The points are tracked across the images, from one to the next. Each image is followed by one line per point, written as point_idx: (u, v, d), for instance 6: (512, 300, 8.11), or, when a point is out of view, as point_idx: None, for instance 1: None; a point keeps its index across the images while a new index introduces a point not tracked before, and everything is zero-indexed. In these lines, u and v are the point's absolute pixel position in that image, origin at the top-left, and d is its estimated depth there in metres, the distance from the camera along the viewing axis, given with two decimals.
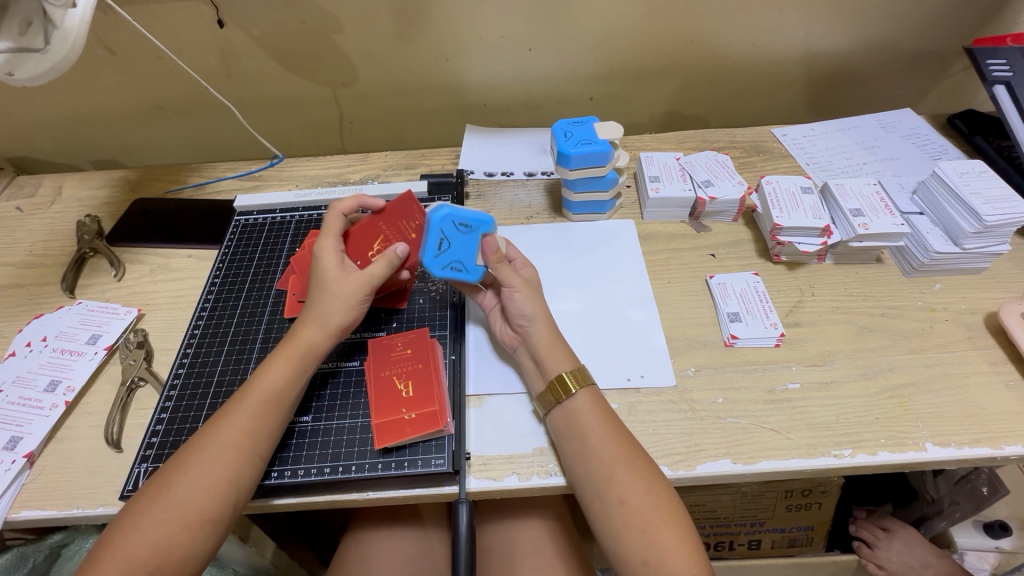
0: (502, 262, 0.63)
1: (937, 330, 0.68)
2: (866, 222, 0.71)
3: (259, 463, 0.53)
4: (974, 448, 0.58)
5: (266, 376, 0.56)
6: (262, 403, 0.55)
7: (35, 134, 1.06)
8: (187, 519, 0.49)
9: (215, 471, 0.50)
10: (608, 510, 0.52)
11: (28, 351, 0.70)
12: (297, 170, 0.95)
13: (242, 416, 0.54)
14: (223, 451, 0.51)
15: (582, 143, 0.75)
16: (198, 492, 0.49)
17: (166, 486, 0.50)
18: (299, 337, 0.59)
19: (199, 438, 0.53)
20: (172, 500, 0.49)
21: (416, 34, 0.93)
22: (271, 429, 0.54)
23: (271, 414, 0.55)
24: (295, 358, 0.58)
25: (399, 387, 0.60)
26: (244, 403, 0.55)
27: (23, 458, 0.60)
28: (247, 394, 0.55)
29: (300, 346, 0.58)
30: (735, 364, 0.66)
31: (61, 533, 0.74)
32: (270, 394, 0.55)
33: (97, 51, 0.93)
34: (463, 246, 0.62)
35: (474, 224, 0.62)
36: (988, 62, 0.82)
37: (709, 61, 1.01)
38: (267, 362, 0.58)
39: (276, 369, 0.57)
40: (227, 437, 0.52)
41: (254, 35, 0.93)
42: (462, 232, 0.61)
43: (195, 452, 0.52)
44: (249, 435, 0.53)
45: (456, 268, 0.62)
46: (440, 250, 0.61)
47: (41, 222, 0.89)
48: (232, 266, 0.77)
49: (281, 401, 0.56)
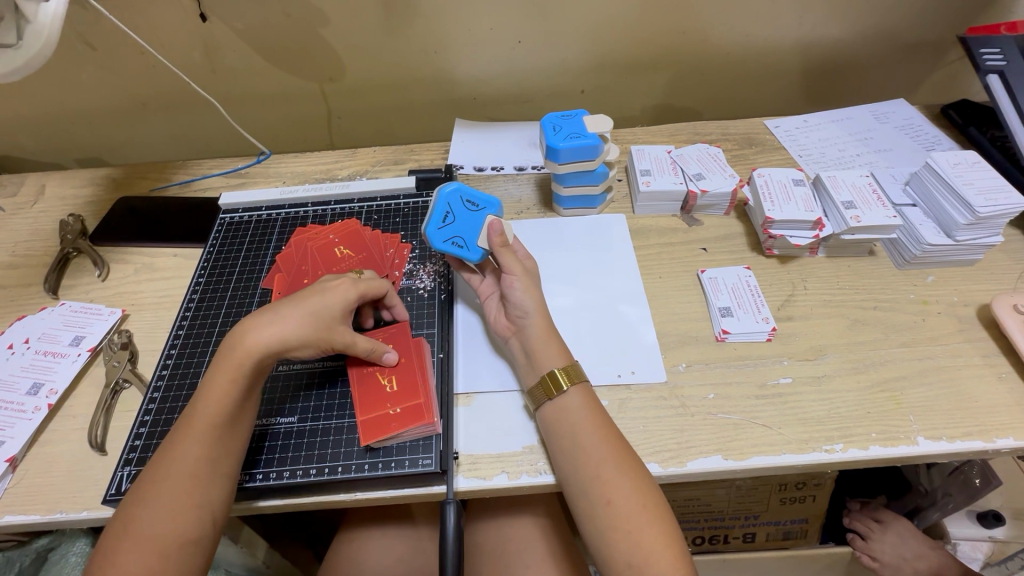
0: (504, 247, 0.64)
1: (930, 323, 0.67)
2: (858, 214, 0.71)
3: (228, 481, 0.52)
4: (966, 442, 0.57)
5: (210, 397, 0.53)
6: (211, 427, 0.52)
7: (18, 131, 1.05)
8: (165, 551, 0.47)
9: (185, 500, 0.49)
10: (594, 509, 0.52)
11: (10, 354, 0.69)
12: (284, 167, 0.94)
13: (196, 443, 0.51)
14: (185, 481, 0.50)
15: (570, 137, 0.74)
16: (169, 523, 0.48)
17: (131, 521, 0.48)
18: (240, 349, 0.55)
19: (155, 470, 0.50)
20: (141, 534, 0.47)
21: (403, 27, 0.92)
22: (229, 448, 0.53)
23: (224, 434, 0.53)
24: (239, 375, 0.54)
25: (383, 382, 0.60)
26: (192, 429, 0.52)
27: (5, 462, 0.59)
28: (193, 420, 0.52)
29: (240, 361, 0.55)
30: (727, 359, 0.65)
31: (47, 536, 0.72)
32: (219, 415, 0.53)
33: (77, 47, 0.91)
34: (467, 223, 0.66)
35: (480, 204, 0.67)
36: (982, 51, 0.81)
37: (701, 52, 1.00)
38: (208, 380, 0.54)
39: (219, 387, 0.54)
40: (186, 467, 0.50)
41: (239, 29, 0.91)
42: (469, 210, 0.66)
43: (156, 488, 0.49)
44: (211, 460, 0.51)
45: (457, 244, 0.65)
46: (445, 222, 0.66)
47: (24, 222, 0.88)
48: (217, 265, 0.76)
49: (231, 419, 0.53)
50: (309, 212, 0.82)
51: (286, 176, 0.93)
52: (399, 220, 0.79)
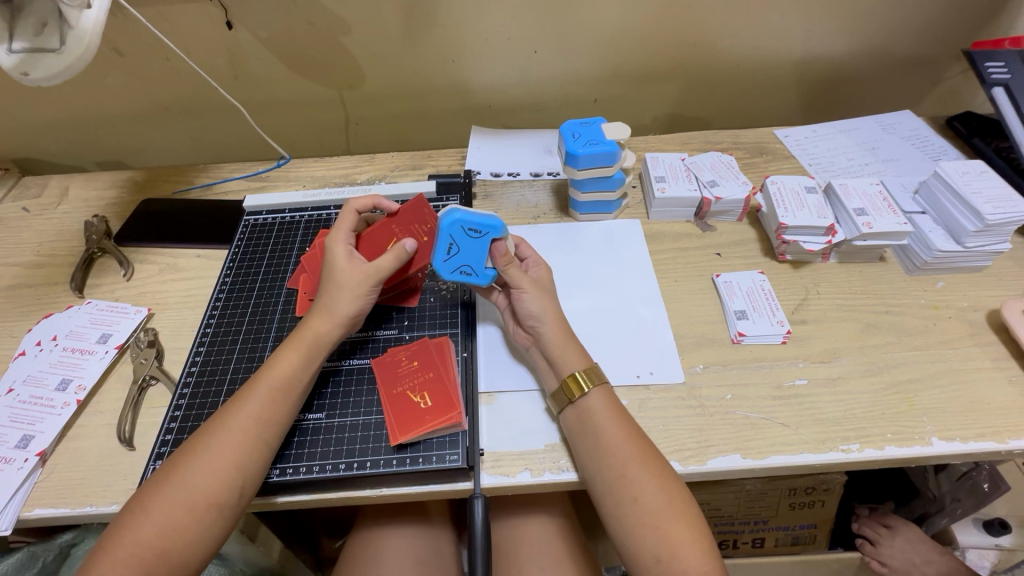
0: (510, 264, 0.64)
1: (941, 327, 0.69)
2: (870, 221, 0.72)
3: (268, 452, 0.53)
4: (978, 443, 0.59)
5: (277, 366, 0.57)
6: (270, 391, 0.55)
7: (41, 135, 1.07)
8: (194, 504, 0.49)
9: (225, 456, 0.51)
10: (621, 508, 0.53)
11: (38, 351, 0.70)
12: (304, 171, 0.96)
13: (253, 403, 0.54)
14: (232, 438, 0.52)
15: (590, 144, 0.75)
16: (208, 477, 0.50)
17: (176, 470, 0.50)
18: (308, 325, 0.59)
19: (211, 424, 0.53)
20: (181, 483, 0.49)
21: (423, 36, 0.94)
22: (279, 417, 0.55)
23: (278, 402, 0.55)
24: (305, 349, 0.58)
25: (416, 400, 0.60)
26: (252, 390, 0.55)
27: (35, 456, 0.60)
28: (257, 383, 0.56)
29: (309, 337, 0.59)
30: (743, 361, 0.67)
31: (71, 533, 0.73)
32: (281, 383, 0.56)
33: (103, 52, 0.93)
34: (472, 251, 0.63)
35: (483, 229, 0.63)
36: (986, 65, 0.83)
37: (712, 63, 1.03)
38: (277, 353, 0.58)
39: (288, 358, 0.57)
40: (237, 423, 0.53)
41: (263, 37, 0.93)
42: (473, 237, 0.63)
43: (205, 439, 0.52)
44: (260, 423, 0.53)
45: (466, 273, 0.64)
46: (449, 254, 0.63)
47: (48, 222, 0.89)
48: (242, 265, 0.78)
49: (290, 392, 0.56)
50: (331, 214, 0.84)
51: (306, 180, 0.94)
52: None
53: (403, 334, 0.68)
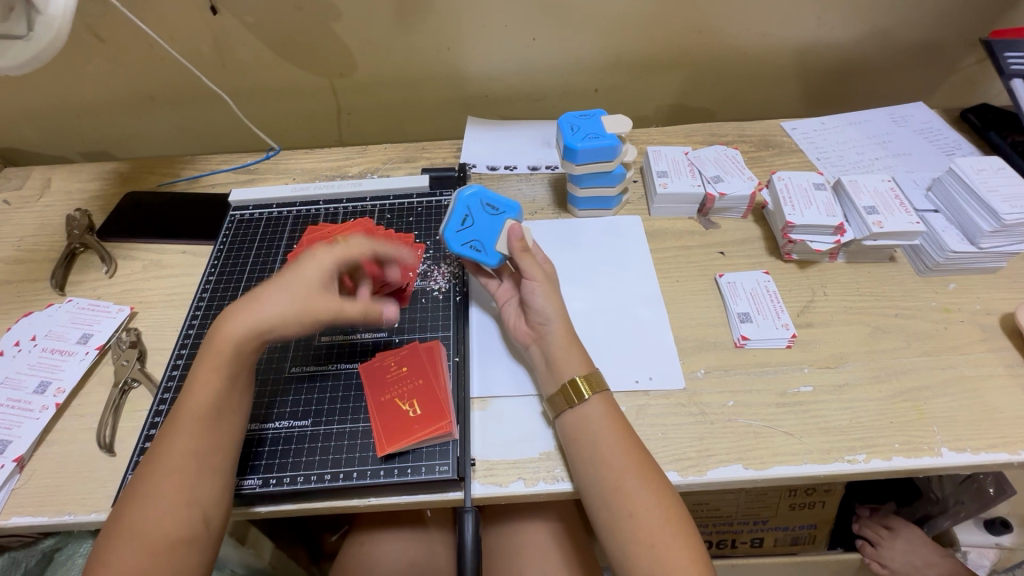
0: (525, 251, 0.62)
1: (952, 332, 0.66)
2: (881, 220, 0.69)
3: (217, 477, 0.50)
4: (990, 454, 0.56)
5: (194, 391, 0.52)
6: (194, 420, 0.51)
7: (23, 124, 1.03)
8: (154, 547, 0.46)
9: (172, 496, 0.48)
10: (618, 521, 0.51)
11: (16, 351, 0.68)
12: (294, 164, 0.93)
13: (182, 439, 0.50)
14: (171, 478, 0.48)
15: (589, 137, 0.72)
16: (160, 519, 0.47)
17: (121, 520, 0.47)
18: (221, 337, 0.53)
19: (145, 468, 0.49)
20: (131, 532, 0.46)
21: (417, 22, 0.90)
22: (215, 444, 0.51)
23: (206, 430, 0.51)
24: (221, 365, 0.52)
25: (405, 408, 0.58)
26: (178, 425, 0.51)
27: (11, 462, 0.58)
28: (179, 416, 0.51)
29: (223, 351, 0.53)
30: (746, 366, 0.64)
31: (53, 537, 0.72)
32: (204, 409, 0.51)
33: (84, 38, 0.90)
34: (487, 227, 0.64)
35: (500, 208, 0.65)
36: (1006, 54, 0.80)
37: (717, 52, 0.99)
38: (192, 377, 0.53)
39: (202, 380, 0.52)
40: (172, 463, 0.49)
41: (249, 22, 0.90)
42: (489, 214, 0.64)
43: (145, 484, 0.48)
44: (196, 455, 0.50)
45: (475, 248, 0.63)
46: (464, 225, 0.63)
47: (29, 216, 0.86)
48: (227, 263, 0.75)
49: (215, 412, 0.52)
50: (320, 210, 0.81)
51: (296, 172, 0.91)
52: (412, 220, 0.78)
53: (393, 337, 0.66)
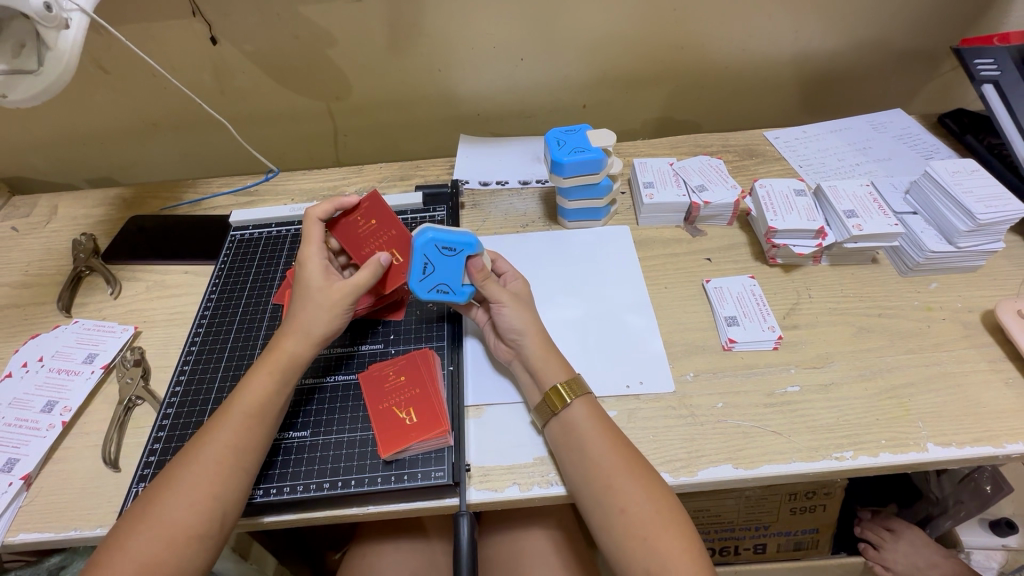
0: (487, 278, 0.63)
1: (934, 330, 0.68)
2: (860, 222, 0.71)
3: (246, 477, 0.52)
4: (975, 447, 0.58)
5: (249, 391, 0.56)
6: (246, 417, 0.54)
7: (30, 153, 1.07)
8: (173, 537, 0.48)
9: (200, 487, 0.50)
10: (609, 519, 0.52)
11: (24, 372, 0.70)
12: (292, 185, 0.95)
13: (227, 433, 0.53)
14: (207, 468, 0.51)
15: (575, 151, 0.75)
16: (186, 509, 0.49)
17: (151, 503, 0.49)
18: (282, 347, 0.58)
19: (185, 454, 0.52)
20: (157, 517, 0.48)
21: (408, 47, 0.94)
22: (256, 445, 0.54)
23: (254, 427, 0.54)
24: (278, 370, 0.57)
25: (401, 417, 0.59)
26: (226, 417, 0.54)
27: (19, 480, 0.60)
28: (229, 410, 0.54)
29: (282, 358, 0.58)
30: (734, 368, 0.66)
31: (59, 556, 0.74)
32: (256, 409, 0.55)
33: (90, 70, 0.93)
34: (447, 268, 0.62)
35: (457, 247, 0.62)
36: (975, 62, 0.83)
37: (700, 66, 1.02)
38: (249, 376, 0.57)
39: (258, 382, 0.56)
40: (211, 454, 0.51)
41: (247, 51, 0.93)
42: (446, 256, 0.62)
43: (179, 470, 0.51)
44: (236, 452, 0.52)
45: (443, 291, 0.63)
46: (425, 273, 0.63)
47: (36, 242, 0.89)
48: (228, 282, 0.77)
49: (265, 415, 0.55)
50: None
51: (294, 193, 0.94)
52: None
53: (389, 348, 0.68)
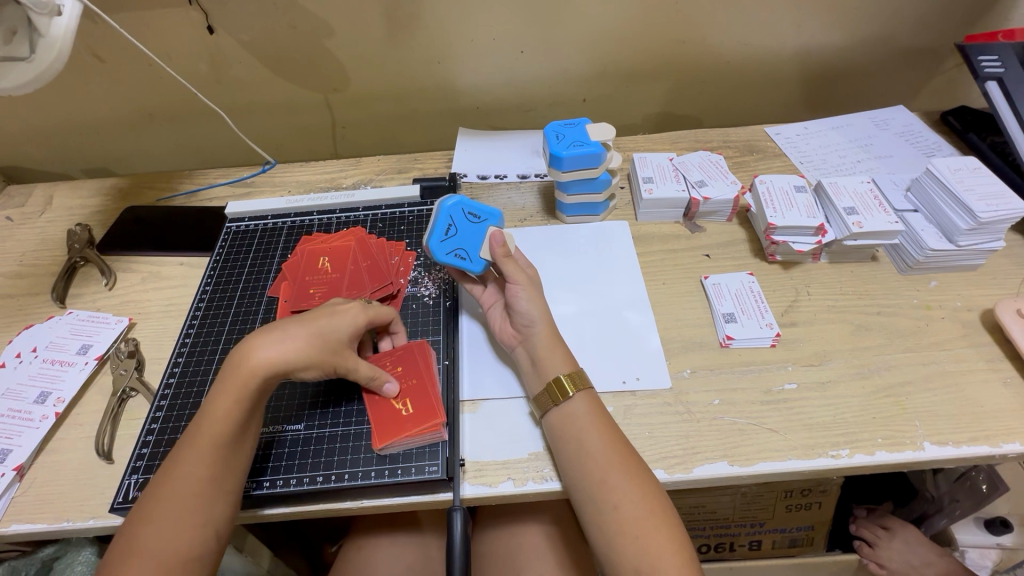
0: (507, 256, 0.64)
1: (933, 328, 0.67)
2: (860, 220, 0.71)
3: (230, 497, 0.51)
4: (972, 447, 0.57)
5: (214, 414, 0.52)
6: (214, 442, 0.51)
7: (26, 143, 1.06)
8: (166, 570, 0.47)
9: (188, 518, 0.49)
10: (602, 514, 0.52)
11: (17, 363, 0.70)
12: (289, 176, 0.95)
13: (199, 461, 0.50)
14: (187, 501, 0.49)
15: (573, 145, 0.74)
16: (174, 540, 0.48)
17: (136, 538, 0.48)
18: (249, 372, 0.53)
19: (160, 485, 0.50)
20: (145, 553, 0.47)
21: (407, 38, 0.93)
22: (232, 465, 0.52)
23: (226, 450, 0.52)
24: (244, 396, 0.52)
25: (399, 405, 0.59)
26: (196, 444, 0.51)
27: (11, 471, 0.59)
28: (198, 436, 0.52)
29: (248, 380, 0.53)
30: (731, 365, 0.65)
31: (54, 546, 0.73)
32: (223, 434, 0.52)
33: (85, 58, 0.93)
34: (470, 235, 0.66)
35: (482, 215, 0.67)
36: (980, 58, 0.82)
37: (701, 60, 1.01)
38: (212, 399, 0.53)
39: (223, 406, 0.52)
40: (188, 485, 0.50)
41: (245, 41, 0.92)
42: (471, 222, 0.67)
43: (158, 503, 0.49)
44: (212, 479, 0.50)
45: (460, 256, 0.65)
46: (447, 235, 0.65)
47: (32, 232, 0.89)
48: (223, 274, 0.77)
49: (235, 437, 0.52)
50: (315, 220, 0.83)
51: (291, 184, 0.93)
52: (404, 229, 0.80)
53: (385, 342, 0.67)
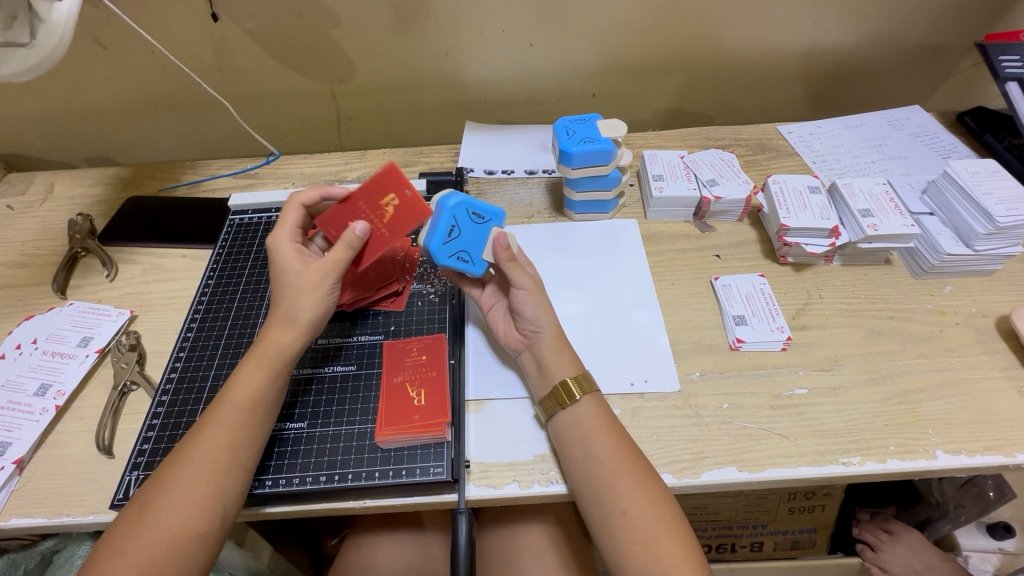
0: (512, 261, 0.62)
1: (947, 335, 0.66)
2: (875, 222, 0.70)
3: (244, 474, 0.51)
4: (986, 456, 0.56)
5: (238, 385, 0.54)
6: (235, 411, 0.53)
7: (28, 131, 1.05)
8: (171, 541, 0.46)
9: (199, 488, 0.49)
10: (610, 520, 0.51)
11: (17, 354, 0.69)
12: (293, 168, 0.93)
13: (219, 427, 0.52)
14: (201, 469, 0.49)
15: (584, 141, 0.73)
16: (182, 511, 0.47)
17: (146, 507, 0.48)
18: (268, 338, 0.56)
19: (179, 453, 0.51)
20: (154, 521, 0.47)
21: (415, 29, 0.91)
22: (251, 438, 0.53)
23: (248, 422, 0.53)
24: (267, 364, 0.55)
25: (411, 396, 0.59)
26: (218, 412, 0.53)
27: (11, 464, 0.59)
28: (220, 404, 0.53)
29: (270, 350, 0.56)
30: (741, 368, 0.64)
31: (54, 539, 0.73)
32: (247, 404, 0.53)
33: (87, 45, 0.91)
34: (473, 236, 0.63)
35: (486, 215, 0.63)
36: (1000, 58, 0.80)
37: (713, 56, 0.99)
38: (239, 369, 0.55)
39: (248, 377, 0.54)
40: (205, 453, 0.50)
41: (249, 30, 0.91)
42: (474, 222, 0.62)
43: (175, 470, 0.49)
44: (229, 449, 0.51)
45: (463, 259, 0.63)
46: (449, 237, 0.61)
47: (32, 221, 0.87)
48: (226, 268, 0.76)
49: (257, 409, 0.53)
50: None
51: (296, 176, 0.92)
52: None
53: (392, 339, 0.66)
